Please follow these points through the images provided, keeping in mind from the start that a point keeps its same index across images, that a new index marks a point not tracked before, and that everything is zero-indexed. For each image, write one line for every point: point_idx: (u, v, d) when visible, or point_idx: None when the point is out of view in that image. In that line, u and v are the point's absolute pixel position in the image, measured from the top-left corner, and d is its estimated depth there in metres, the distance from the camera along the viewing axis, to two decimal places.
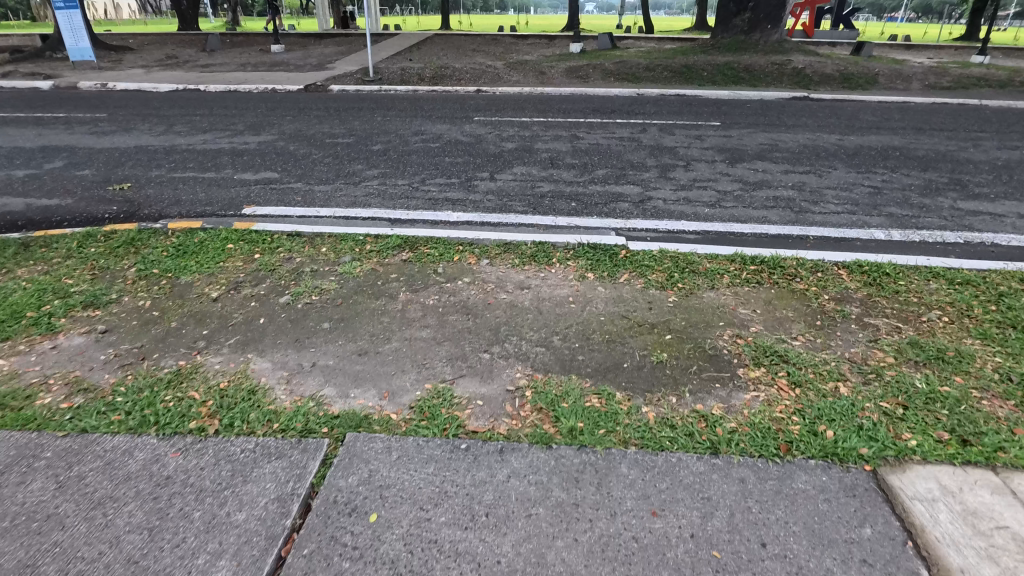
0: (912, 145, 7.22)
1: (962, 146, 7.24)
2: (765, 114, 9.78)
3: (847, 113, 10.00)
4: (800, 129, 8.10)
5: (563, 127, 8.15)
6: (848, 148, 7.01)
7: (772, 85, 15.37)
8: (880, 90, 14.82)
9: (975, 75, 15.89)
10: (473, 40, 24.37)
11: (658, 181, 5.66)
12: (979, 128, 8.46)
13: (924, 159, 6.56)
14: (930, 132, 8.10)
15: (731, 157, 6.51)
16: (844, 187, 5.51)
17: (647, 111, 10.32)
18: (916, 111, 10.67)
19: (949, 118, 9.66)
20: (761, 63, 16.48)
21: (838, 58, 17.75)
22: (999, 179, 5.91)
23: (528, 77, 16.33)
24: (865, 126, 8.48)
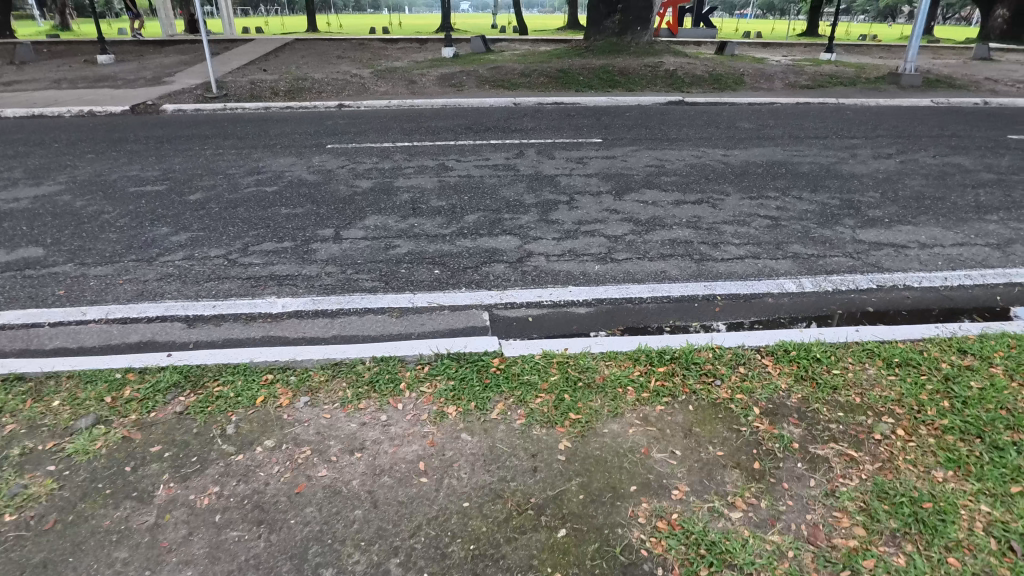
0: (794, 159, 6.96)
1: (840, 157, 7.09)
2: (645, 125, 9.36)
3: (724, 121, 9.81)
4: (682, 144, 7.65)
5: (430, 154, 7.15)
6: (735, 167, 6.58)
7: (648, 88, 15.30)
8: (748, 91, 15.18)
9: (829, 72, 16.77)
10: (337, 46, 22.62)
11: (538, 226, 4.79)
12: (849, 133, 8.48)
13: (809, 176, 6.25)
14: (806, 141, 7.97)
15: (616, 187, 5.81)
16: (740, 220, 4.95)
17: (525, 124, 9.56)
18: (786, 114, 10.78)
19: (818, 121, 9.73)
20: (634, 66, 16.37)
21: (705, 59, 18.11)
22: (886, 197, 5.66)
23: (398, 87, 15.12)
24: (744, 137, 8.21)
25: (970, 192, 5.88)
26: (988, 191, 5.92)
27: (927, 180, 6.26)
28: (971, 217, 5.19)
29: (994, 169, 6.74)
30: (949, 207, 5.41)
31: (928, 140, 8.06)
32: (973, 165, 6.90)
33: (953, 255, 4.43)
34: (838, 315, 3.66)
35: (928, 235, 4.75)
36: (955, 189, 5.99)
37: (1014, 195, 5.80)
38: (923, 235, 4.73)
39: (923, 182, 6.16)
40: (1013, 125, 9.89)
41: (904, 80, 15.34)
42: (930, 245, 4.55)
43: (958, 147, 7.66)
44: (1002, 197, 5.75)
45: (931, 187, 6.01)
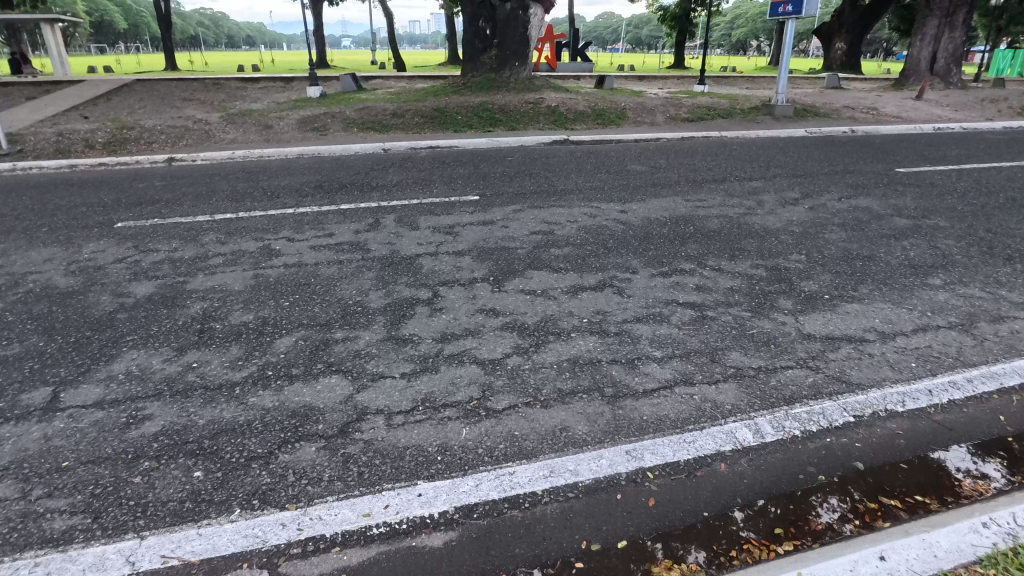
0: (698, 211, 6.04)
1: (747, 207, 6.26)
2: (529, 172, 8.26)
3: (613, 164, 8.90)
4: (571, 199, 6.52)
5: (257, 230, 5.50)
6: (633, 228, 5.50)
7: (531, 126, 14.46)
8: (631, 126, 14.80)
9: (705, 104, 16.91)
10: (184, 87, 20.07)
11: (382, 354, 3.31)
12: (745, 174, 7.80)
13: (720, 237, 5.27)
14: (704, 186, 7.13)
15: (494, 270, 4.47)
16: (653, 315, 3.76)
17: (391, 176, 8.13)
18: (674, 152, 10.18)
19: (710, 160, 9.06)
20: (514, 103, 15.50)
21: (585, 93, 17.67)
22: (814, 260, 4.74)
23: (249, 132, 13.18)
24: (638, 184, 7.25)
25: (896, 245, 5.13)
26: (912, 243, 5.21)
27: (847, 232, 5.48)
28: (915, 284, 4.33)
29: (906, 212, 6.15)
30: (884, 272, 4.56)
31: (826, 179, 7.51)
32: (882, 207, 6.30)
33: (923, 348, 3.44)
34: (822, 486, 2.44)
35: (881, 319, 3.77)
36: (879, 242, 5.22)
37: (942, 248, 5.11)
38: (876, 321, 3.74)
39: (844, 236, 5.35)
40: (892, 155, 9.80)
41: (776, 111, 15.58)
42: (890, 334, 3.58)
43: (858, 186, 7.13)
44: (931, 251, 5.03)
45: (854, 242, 5.21)
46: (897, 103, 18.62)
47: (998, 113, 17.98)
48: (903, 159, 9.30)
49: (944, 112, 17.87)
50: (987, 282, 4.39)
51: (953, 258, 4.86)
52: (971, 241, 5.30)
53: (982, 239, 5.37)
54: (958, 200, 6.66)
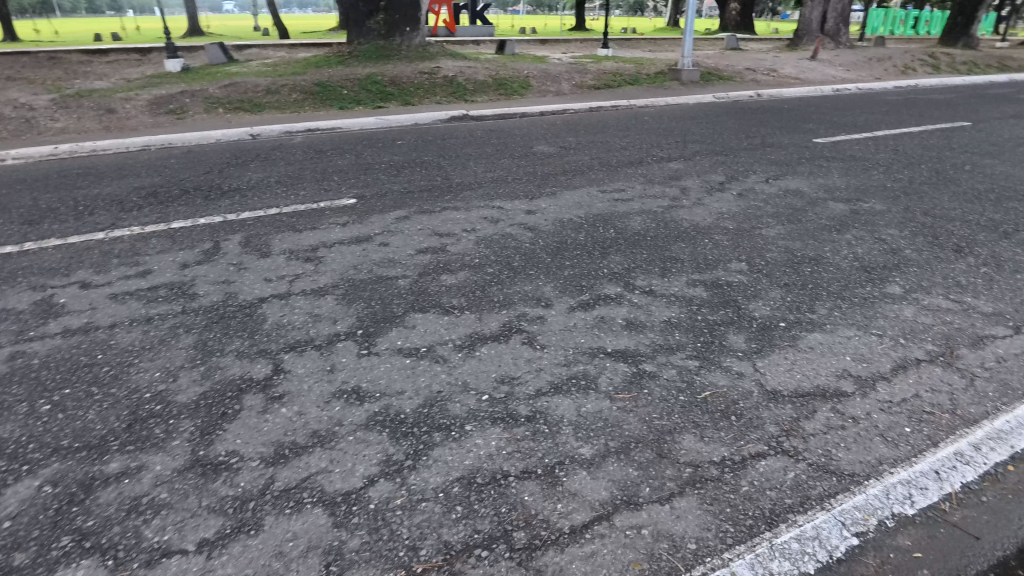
0: (617, 207, 5.16)
1: (670, 197, 5.46)
2: (421, 161, 7.08)
3: (517, 146, 7.87)
4: (468, 197, 5.44)
5: (43, 270, 4.04)
6: (544, 235, 4.52)
7: (427, 100, 13.11)
8: (536, 95, 13.81)
9: (610, 70, 16.17)
10: (11, 62, 16.87)
11: (177, 501, 2.16)
12: (662, 154, 7.03)
13: (646, 241, 4.41)
14: (621, 171, 6.27)
15: (365, 318, 3.36)
16: (577, 380, 2.81)
17: (253, 174, 6.69)
18: (584, 127, 9.31)
19: (622, 137, 8.22)
20: (407, 74, 14.04)
21: (485, 60, 16.38)
22: (758, 270, 3.98)
23: (86, 118, 10.98)
24: (547, 173, 6.27)
25: (840, 240, 4.50)
26: (855, 235, 4.60)
27: (784, 225, 4.79)
28: (875, 296, 3.67)
29: (838, 194, 5.58)
30: (837, 280, 3.87)
31: (747, 157, 6.87)
32: (813, 190, 5.69)
33: (909, 403, 2.73)
34: None
35: (853, 358, 3.02)
36: (822, 237, 4.56)
37: (889, 240, 4.52)
38: (847, 361, 3.00)
39: (782, 232, 4.65)
40: (805, 122, 9.41)
41: (683, 76, 15.06)
42: (868, 382, 2.85)
43: (781, 165, 6.53)
44: (878, 246, 4.42)
45: (795, 238, 4.52)
46: (794, 64, 18.70)
47: (885, 71, 18.50)
48: (817, 127, 8.91)
49: (838, 72, 18.12)
50: (948, 286, 3.82)
51: (903, 254, 4.28)
52: (915, 228, 4.77)
53: (924, 225, 4.85)
54: (884, 176, 6.21)
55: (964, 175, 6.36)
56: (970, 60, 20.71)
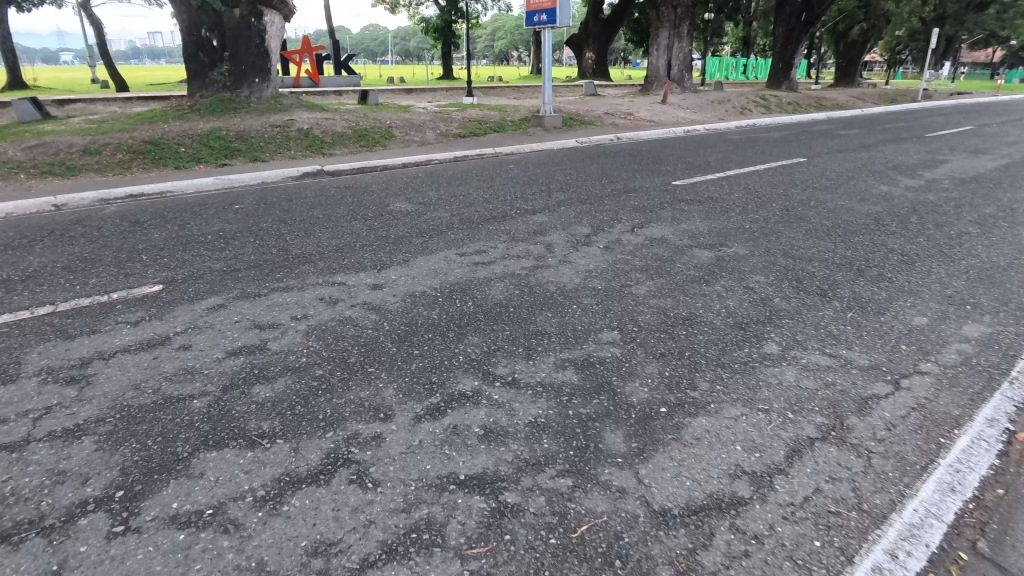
0: (478, 273, 4.63)
1: (535, 255, 5.04)
2: (258, 229, 6.18)
3: (372, 205, 7.20)
4: (305, 273, 4.65)
5: None
6: (390, 317, 3.85)
7: (278, 154, 12.10)
8: (400, 146, 13.29)
9: (475, 118, 16.12)
10: None
11: None
12: (526, 206, 6.67)
13: (508, 314, 3.87)
14: (482, 229, 5.78)
15: (132, 469, 2.46)
16: (418, 533, 2.13)
17: (36, 258, 5.41)
18: (447, 179, 8.86)
19: (485, 189, 7.83)
20: (255, 127, 12.95)
21: (344, 111, 15.65)
22: (631, 340, 3.57)
23: None
24: (401, 236, 5.64)
25: (709, 294, 4.25)
26: (724, 287, 4.39)
27: (654, 281, 4.49)
28: (754, 360, 3.36)
29: (702, 240, 5.46)
30: (713, 343, 3.54)
31: (611, 205, 6.69)
32: (678, 237, 5.53)
33: (812, 502, 2.32)
34: None
35: (744, 448, 2.61)
36: (692, 292, 4.30)
37: (757, 289, 4.35)
38: (738, 454, 2.57)
39: (652, 289, 4.33)
40: (662, 164, 9.65)
41: (546, 122, 15.27)
42: (765, 479, 2.43)
43: (644, 211, 6.40)
44: (748, 297, 4.21)
45: (665, 296, 4.22)
46: (647, 107, 19.80)
47: (726, 113, 20.19)
48: (674, 169, 9.13)
49: (687, 115, 19.42)
50: (821, 338, 3.64)
51: (773, 305, 4.09)
52: (779, 273, 4.67)
53: (787, 269, 4.77)
54: (741, 217, 6.24)
55: (810, 212, 6.58)
56: (793, 100, 23.18)
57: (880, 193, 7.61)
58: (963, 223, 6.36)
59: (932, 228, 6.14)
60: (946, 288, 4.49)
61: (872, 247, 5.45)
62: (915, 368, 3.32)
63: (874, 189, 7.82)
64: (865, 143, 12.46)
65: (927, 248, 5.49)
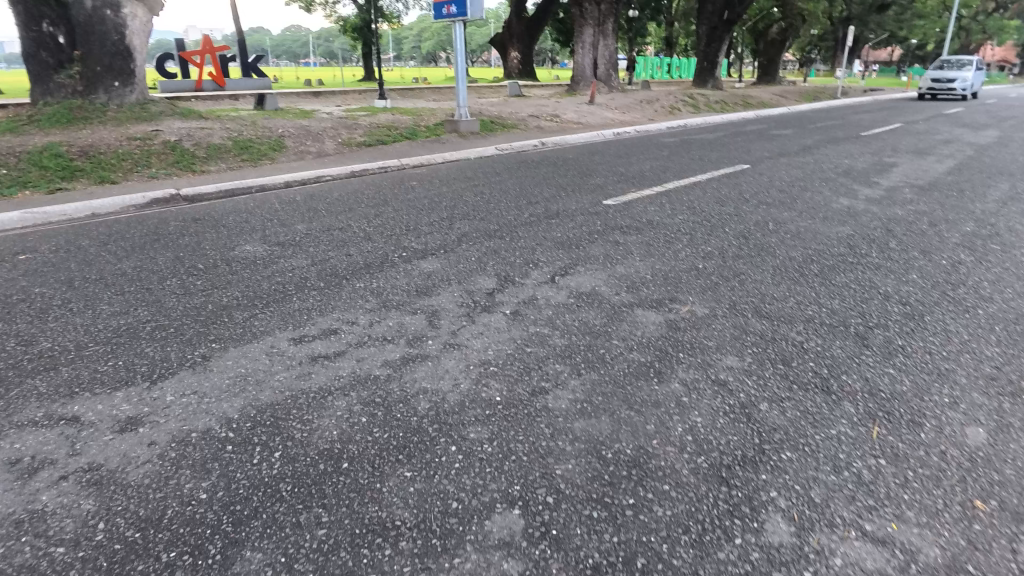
0: (314, 378, 2.99)
1: (409, 333, 3.44)
2: (24, 299, 4.28)
3: (214, 247, 5.39)
4: (21, 400, 2.86)
5: None
6: (115, 509, 2.16)
7: (133, 172, 9.88)
8: (290, 158, 11.35)
9: (383, 123, 14.34)
10: None
11: None
12: (415, 246, 5.06)
13: (332, 483, 2.25)
14: (344, 288, 4.13)
15: None
16: None
17: None
18: (331, 203, 7.13)
19: (372, 218, 6.17)
20: (106, 139, 10.62)
21: (227, 119, 13.41)
22: (539, 533, 2.03)
23: None
24: (224, 305, 3.91)
25: (661, 400, 2.78)
26: (683, 383, 2.93)
27: (581, 377, 2.97)
28: (755, 572, 1.89)
29: (643, 293, 4.01)
30: (679, 527, 2.06)
31: (526, 240, 5.18)
32: (611, 289, 4.07)
33: None
34: None
35: None
36: (636, 397, 2.81)
37: (731, 386, 2.90)
38: None
39: (578, 396, 2.81)
40: (591, 176, 8.27)
41: (461, 127, 13.67)
42: None
43: (568, 248, 4.92)
44: (722, 405, 2.75)
45: (596, 410, 2.70)
46: (575, 108, 18.53)
47: (655, 113, 19.29)
48: (605, 182, 7.76)
49: (616, 116, 18.30)
50: (850, 493, 2.22)
51: (757, 418, 2.66)
52: (755, 350, 3.26)
53: (763, 340, 3.38)
54: (690, 252, 4.87)
55: (772, 239, 5.29)
56: (721, 99, 22.62)
57: (842, 208, 6.45)
58: (948, 247, 5.23)
59: (918, 256, 4.95)
60: (983, 362, 3.20)
61: (861, 291, 4.14)
62: (1017, 561, 1.94)
63: (834, 203, 6.66)
64: (805, 145, 11.59)
65: (925, 287, 4.25)
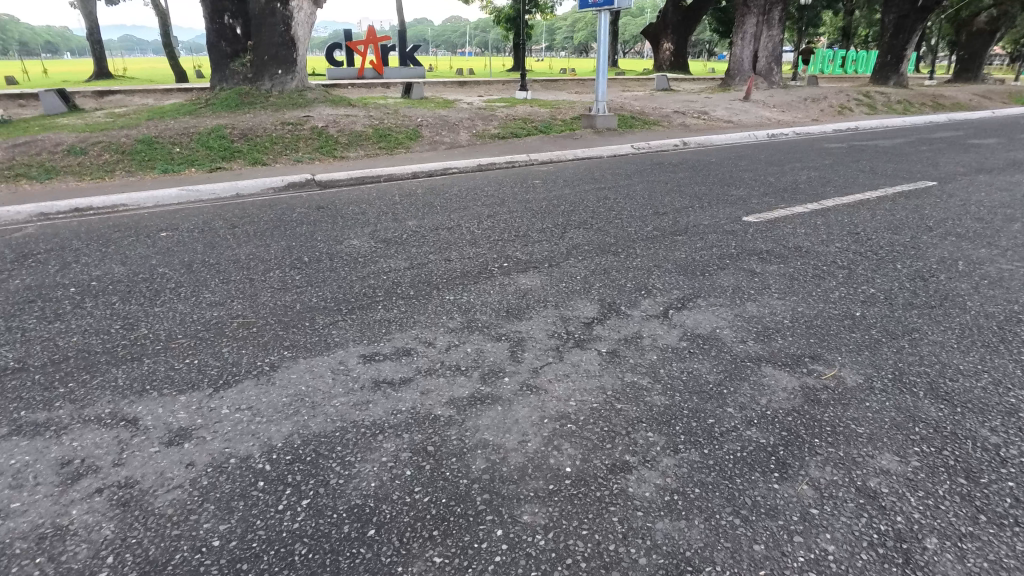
0: (370, 407, 2.70)
1: (485, 365, 3.03)
2: (148, 278, 4.52)
3: (324, 239, 5.40)
4: (98, 391, 2.88)
5: None
6: (129, 542, 2.01)
7: (282, 154, 10.55)
8: (424, 148, 11.51)
9: (520, 115, 14.11)
10: None
11: None
12: (518, 256, 4.65)
13: (350, 556, 1.92)
14: (432, 300, 3.83)
15: None
16: None
17: None
18: (447, 198, 6.97)
19: (483, 219, 5.87)
20: (265, 123, 11.46)
21: (373, 107, 13.96)
22: None
23: None
24: (311, 307, 3.78)
25: (779, 507, 2.12)
26: (813, 485, 2.23)
27: (676, 453, 2.38)
28: None
29: (776, 345, 3.25)
30: None
31: (644, 259, 4.55)
32: (736, 335, 3.35)
33: None
34: None
35: None
36: (745, 497, 2.17)
37: (883, 503, 2.16)
38: None
39: (667, 482, 2.23)
40: (733, 185, 7.33)
41: (597, 122, 13.04)
42: None
43: (690, 275, 4.23)
44: (868, 532, 2.02)
45: (689, 508, 2.11)
46: (726, 106, 17.03)
47: (821, 112, 17.19)
48: (749, 194, 6.80)
49: (773, 115, 16.54)
50: None
51: (918, 561, 1.91)
52: (925, 450, 2.44)
53: (939, 436, 2.53)
54: (846, 294, 3.95)
55: (962, 285, 4.16)
56: (905, 98, 19.65)
57: None
58: None
59: None
60: None
61: None
62: None
63: None
64: (1015, 159, 9.48)
65: None
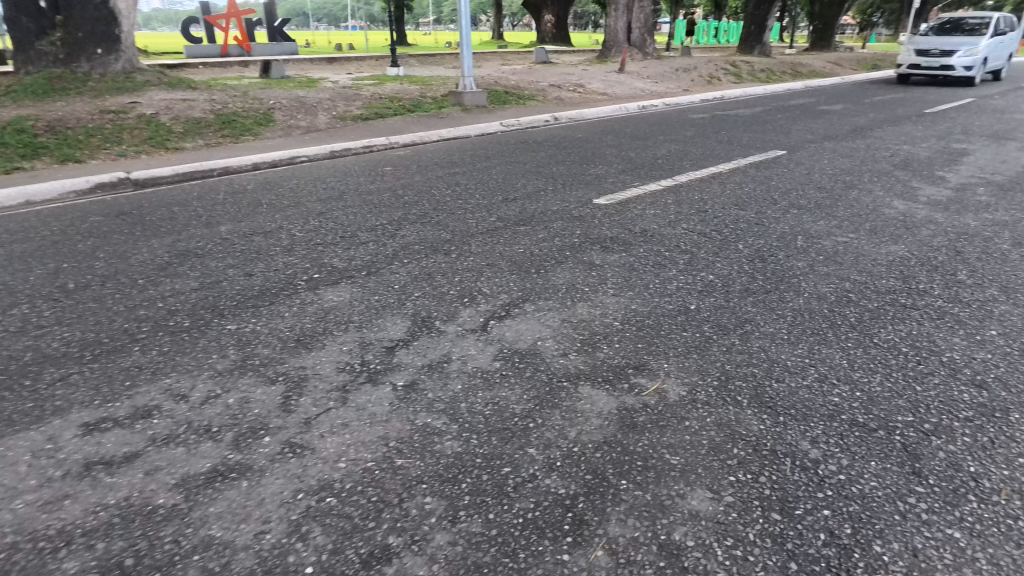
0: (65, 506, 2.03)
1: (244, 422, 2.43)
2: None
3: (110, 255, 4.49)
4: None
5: None
6: None
7: (102, 147, 9.12)
8: (276, 134, 10.43)
9: (387, 94, 13.22)
10: None
11: None
12: (335, 264, 4.03)
13: None
14: (208, 332, 3.15)
15: None
16: None
17: None
18: (281, 194, 6.16)
19: (312, 218, 5.17)
20: (81, 112, 9.88)
21: (220, 89, 12.54)
22: None
23: None
24: (45, 356, 2.98)
25: None
26: (609, 550, 1.85)
27: (453, 527, 1.93)
28: None
29: (600, 356, 2.89)
30: None
31: (477, 257, 4.09)
32: (557, 347, 2.96)
33: None
34: None
35: None
36: None
37: (686, 563, 1.82)
38: None
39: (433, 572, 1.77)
40: (593, 163, 7.06)
41: (467, 99, 12.44)
42: None
43: (523, 273, 3.81)
44: None
45: None
46: (602, 77, 16.98)
47: (691, 82, 17.58)
48: (607, 172, 6.54)
49: (646, 86, 16.70)
50: None
51: None
52: (740, 479, 2.14)
53: (757, 458, 2.25)
54: (684, 285, 3.69)
55: (798, 263, 4.04)
56: (767, 67, 20.60)
57: (897, 215, 5.09)
58: None
59: (997, 295, 3.61)
60: None
61: (915, 359, 2.92)
62: None
63: (885, 207, 5.30)
64: (858, 124, 9.96)
65: (1010, 353, 2.97)
